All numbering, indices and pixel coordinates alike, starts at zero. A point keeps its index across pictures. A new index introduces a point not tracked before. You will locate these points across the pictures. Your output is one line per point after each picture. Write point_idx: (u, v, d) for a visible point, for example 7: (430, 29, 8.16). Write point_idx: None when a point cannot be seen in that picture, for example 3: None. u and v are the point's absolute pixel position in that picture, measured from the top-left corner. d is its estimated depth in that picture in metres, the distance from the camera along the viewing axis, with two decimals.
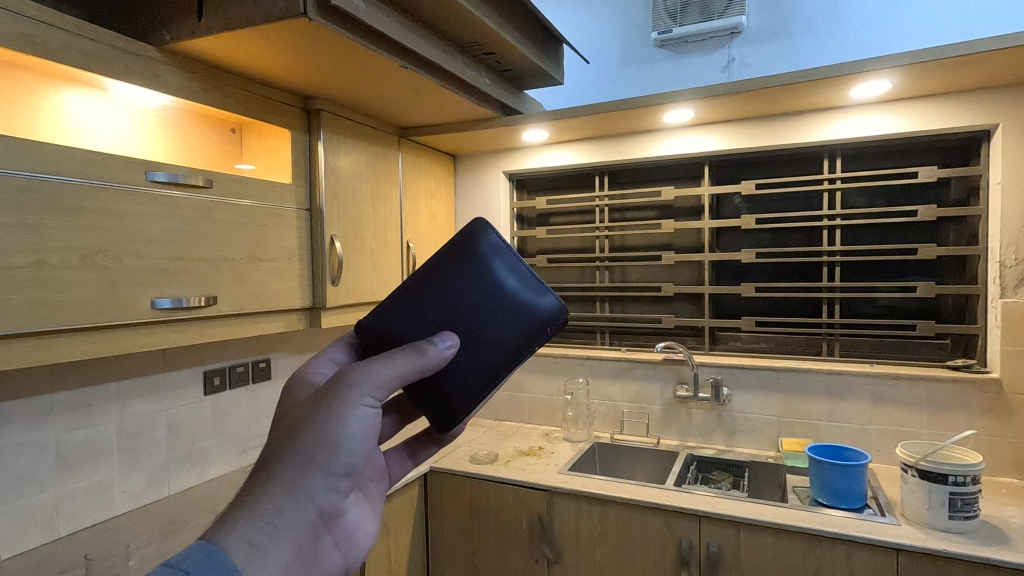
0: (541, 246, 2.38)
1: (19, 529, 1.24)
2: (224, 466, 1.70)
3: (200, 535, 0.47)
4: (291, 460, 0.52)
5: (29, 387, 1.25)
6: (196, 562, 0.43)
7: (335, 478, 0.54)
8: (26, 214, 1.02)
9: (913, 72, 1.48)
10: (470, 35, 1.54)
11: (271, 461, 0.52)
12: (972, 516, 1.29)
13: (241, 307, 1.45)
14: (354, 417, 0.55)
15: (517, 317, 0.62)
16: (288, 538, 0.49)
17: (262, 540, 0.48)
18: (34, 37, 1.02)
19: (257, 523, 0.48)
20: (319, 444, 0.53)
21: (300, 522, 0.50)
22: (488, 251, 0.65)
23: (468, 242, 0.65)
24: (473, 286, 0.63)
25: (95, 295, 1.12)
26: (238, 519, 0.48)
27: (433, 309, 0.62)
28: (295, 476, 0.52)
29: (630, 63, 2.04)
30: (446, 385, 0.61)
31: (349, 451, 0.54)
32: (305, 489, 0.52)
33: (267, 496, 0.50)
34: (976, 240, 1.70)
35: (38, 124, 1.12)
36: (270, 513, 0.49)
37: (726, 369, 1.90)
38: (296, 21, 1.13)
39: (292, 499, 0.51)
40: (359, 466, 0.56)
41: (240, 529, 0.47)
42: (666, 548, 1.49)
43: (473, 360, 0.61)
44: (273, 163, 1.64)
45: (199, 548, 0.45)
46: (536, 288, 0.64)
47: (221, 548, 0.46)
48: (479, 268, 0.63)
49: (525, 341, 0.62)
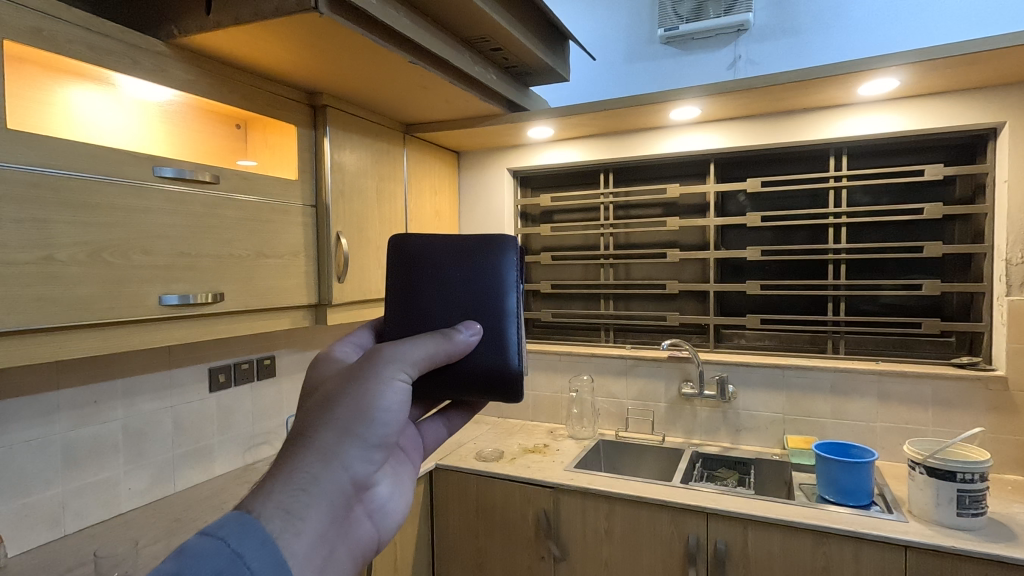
0: (545, 243, 2.38)
1: (25, 527, 1.23)
2: (229, 463, 1.69)
3: (237, 504, 0.47)
4: (327, 430, 0.53)
5: (34, 385, 1.24)
6: (231, 531, 0.44)
7: (369, 450, 0.54)
8: (33, 209, 1.01)
9: (922, 70, 1.47)
10: (477, 31, 1.53)
11: (306, 431, 0.53)
12: (981, 512, 1.29)
13: (248, 304, 1.45)
14: (388, 390, 0.57)
15: (495, 278, 0.65)
16: (323, 506, 0.49)
17: (298, 507, 0.48)
18: (41, 30, 1.01)
19: (293, 490, 0.48)
20: (355, 415, 0.55)
21: (336, 491, 0.50)
22: (427, 246, 0.67)
23: (403, 259, 0.67)
24: (441, 279, 0.66)
25: (102, 291, 1.12)
26: (272, 488, 0.48)
27: (426, 318, 0.65)
28: (332, 444, 0.52)
29: (636, 61, 2.04)
30: (484, 363, 0.62)
31: (384, 423, 0.55)
32: (341, 458, 0.52)
33: (304, 464, 0.50)
34: (981, 238, 1.71)
35: (45, 118, 1.11)
36: (307, 481, 0.49)
37: (731, 367, 1.90)
38: (306, 15, 1.12)
39: (329, 468, 0.51)
40: (391, 440, 0.56)
41: (276, 497, 0.47)
42: (673, 545, 1.49)
43: (490, 329, 0.63)
44: (278, 160, 1.63)
45: (235, 517, 0.45)
46: (486, 245, 0.66)
47: (255, 518, 0.45)
48: (434, 269, 0.66)
49: (514, 290, 0.65)
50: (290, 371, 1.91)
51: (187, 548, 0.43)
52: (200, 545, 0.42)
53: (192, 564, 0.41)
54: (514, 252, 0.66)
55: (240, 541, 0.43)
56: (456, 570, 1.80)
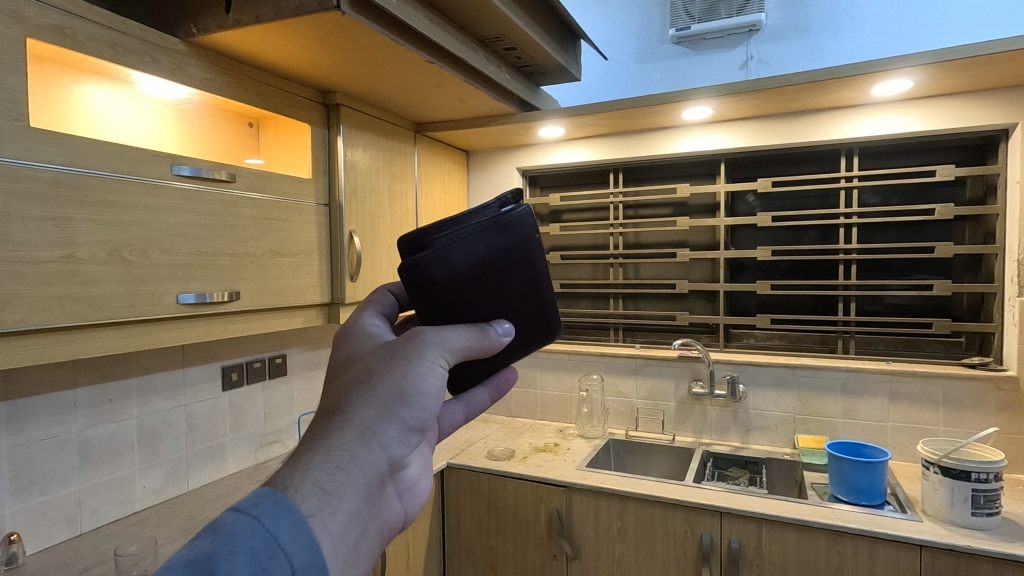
0: (554, 242, 2.39)
1: (43, 525, 1.23)
2: (241, 462, 1.69)
3: (268, 480, 0.48)
4: (367, 409, 0.53)
5: (50, 383, 1.24)
6: (265, 511, 0.45)
7: (406, 432, 0.55)
8: (56, 207, 1.01)
9: (937, 71, 1.47)
10: (493, 30, 1.53)
11: (345, 407, 0.53)
12: (995, 512, 1.30)
13: (263, 302, 1.45)
14: (428, 373, 0.56)
15: (522, 253, 0.56)
16: (359, 485, 0.50)
17: (334, 486, 0.49)
18: (63, 28, 1.01)
19: (331, 468, 0.49)
20: (394, 397, 0.54)
21: (372, 472, 0.51)
22: (443, 257, 0.53)
23: (419, 279, 0.54)
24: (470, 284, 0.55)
25: (122, 289, 1.12)
26: (311, 463, 0.49)
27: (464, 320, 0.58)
28: (371, 424, 0.53)
29: (647, 61, 2.04)
30: (536, 339, 0.61)
31: (420, 407, 0.56)
32: (379, 439, 0.53)
33: (343, 442, 0.51)
34: (991, 239, 1.71)
35: (65, 117, 1.11)
36: (345, 460, 0.50)
37: (742, 366, 1.91)
38: (328, 13, 1.12)
39: (366, 447, 0.52)
40: (428, 423, 0.57)
41: (313, 474, 0.48)
42: (687, 544, 1.49)
43: (534, 310, 0.59)
44: (290, 157, 1.64)
45: (267, 495, 0.46)
46: (501, 228, 0.55)
47: (289, 497, 0.46)
48: (461, 276, 0.54)
49: (542, 259, 0.58)
50: (300, 369, 1.91)
51: (222, 524, 0.44)
52: (233, 522, 0.43)
53: (227, 543, 0.42)
54: (524, 211, 0.56)
55: (274, 522, 0.44)
56: (467, 568, 1.81)
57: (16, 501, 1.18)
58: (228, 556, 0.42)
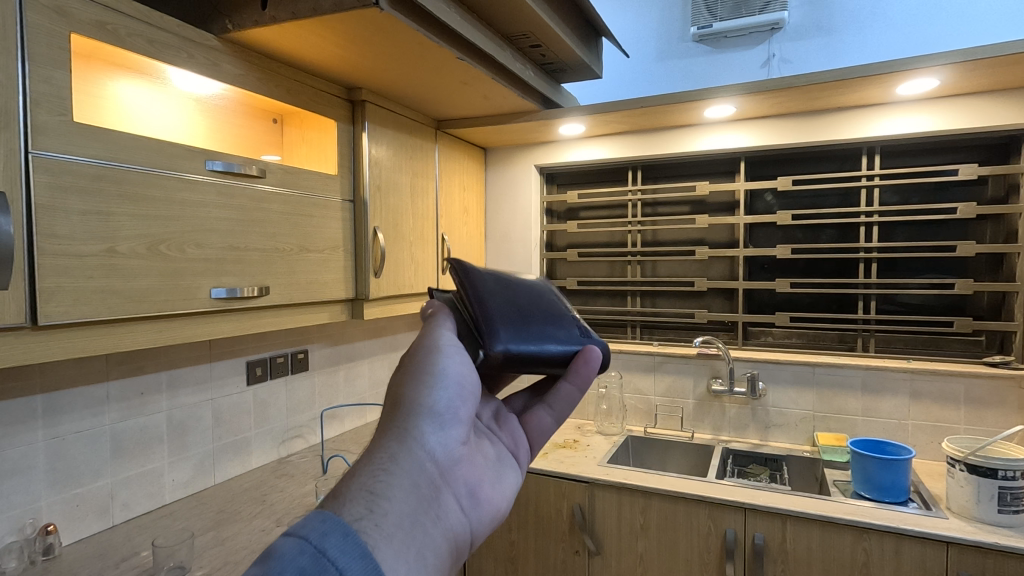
0: (570, 240, 2.40)
1: (76, 517, 1.24)
2: (265, 456, 1.71)
3: (316, 507, 0.51)
4: (399, 410, 0.62)
5: (84, 377, 1.25)
6: (313, 529, 0.47)
7: (439, 423, 0.63)
8: (98, 201, 1.02)
9: (962, 70, 1.48)
10: (520, 27, 1.53)
11: (383, 422, 0.62)
12: (1021, 510, 1.31)
13: (292, 297, 1.46)
14: (448, 364, 0.65)
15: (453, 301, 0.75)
16: (407, 480, 0.56)
17: (381, 488, 0.54)
18: (105, 24, 1.02)
19: (373, 473, 0.55)
20: (419, 388, 0.63)
21: (415, 467, 0.58)
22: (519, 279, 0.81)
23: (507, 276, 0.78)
24: (519, 283, 0.77)
25: (159, 284, 1.12)
26: (357, 472, 0.55)
27: (530, 299, 0.74)
28: (402, 424, 0.61)
29: (667, 59, 2.05)
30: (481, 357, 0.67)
31: (447, 393, 0.64)
32: (414, 435, 0.60)
33: (383, 447, 0.58)
34: (1013, 239, 1.71)
35: (98, 112, 1.12)
36: (386, 460, 0.57)
37: (761, 364, 1.92)
38: (366, 10, 1.13)
39: (404, 446, 0.59)
40: (460, 412, 0.65)
41: (359, 480, 0.54)
42: (711, 541, 1.50)
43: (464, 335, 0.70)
44: (315, 155, 1.65)
45: (315, 517, 0.48)
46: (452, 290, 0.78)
47: (336, 514, 0.50)
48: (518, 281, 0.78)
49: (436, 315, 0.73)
50: (321, 365, 1.92)
51: (272, 548, 0.45)
52: (286, 542, 0.45)
53: (279, 562, 0.43)
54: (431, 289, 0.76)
55: (322, 539, 0.46)
56: (487, 563, 1.82)
57: (52, 493, 1.20)
58: (279, 574, 0.43)
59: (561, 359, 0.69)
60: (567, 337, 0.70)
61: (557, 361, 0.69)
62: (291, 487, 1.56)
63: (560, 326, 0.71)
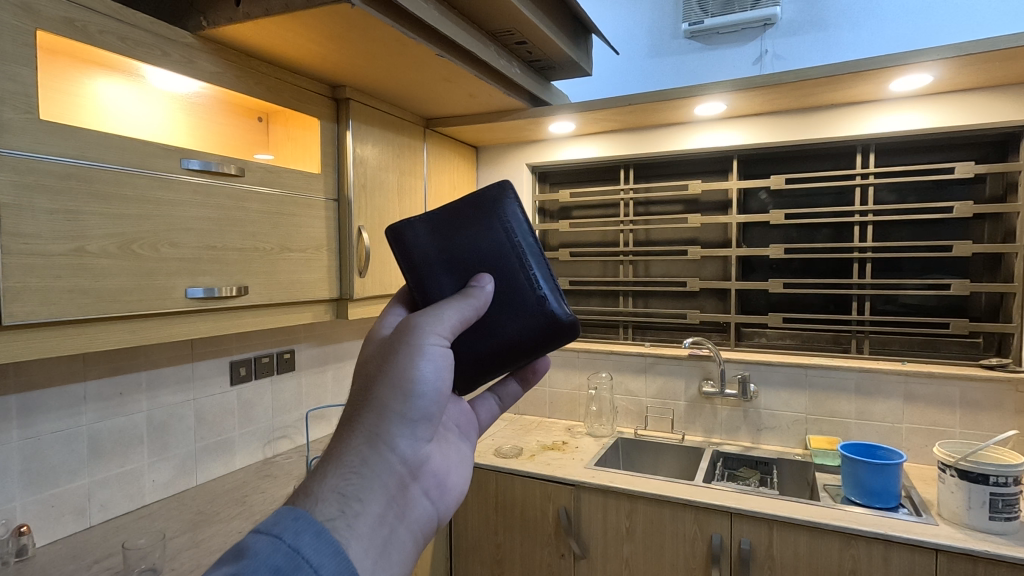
0: (562, 239, 2.38)
1: (52, 518, 1.23)
2: (249, 457, 1.70)
3: (285, 503, 0.50)
4: (370, 412, 0.56)
5: (59, 376, 1.24)
6: (285, 528, 0.47)
7: (412, 423, 0.58)
8: (66, 200, 1.01)
9: (957, 66, 1.44)
10: (503, 23, 1.51)
11: (350, 417, 0.57)
12: (1014, 516, 1.27)
13: (273, 297, 1.45)
14: (427, 361, 0.59)
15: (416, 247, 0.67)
16: (377, 485, 0.53)
17: (353, 491, 0.52)
18: (74, 21, 1.01)
19: (345, 475, 0.52)
20: (396, 389, 0.57)
21: (385, 470, 0.55)
22: (483, 204, 0.67)
23: (468, 211, 0.67)
24: (487, 235, 0.66)
25: (132, 283, 1.11)
26: (327, 474, 0.52)
27: (497, 261, 0.65)
28: (374, 424, 0.56)
29: (660, 56, 2.02)
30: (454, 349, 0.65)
31: (424, 398, 0.58)
32: (385, 437, 0.56)
33: (351, 449, 0.54)
34: (1011, 238, 1.67)
35: (74, 110, 1.11)
36: (356, 464, 0.53)
37: (753, 365, 1.89)
38: (339, 6, 1.11)
39: (376, 450, 0.55)
40: (434, 413, 0.59)
41: (330, 482, 0.52)
42: (697, 545, 1.48)
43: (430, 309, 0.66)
44: (301, 154, 1.63)
45: (287, 513, 0.48)
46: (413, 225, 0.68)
47: (307, 513, 0.49)
48: (480, 219, 0.67)
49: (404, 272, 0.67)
50: (309, 364, 1.91)
51: (244, 547, 0.46)
52: (257, 541, 0.45)
53: (252, 562, 0.44)
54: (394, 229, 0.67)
55: (295, 537, 0.46)
56: (474, 565, 1.80)
57: (27, 493, 1.19)
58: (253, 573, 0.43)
59: (535, 343, 0.66)
60: (536, 315, 0.65)
61: (526, 343, 0.65)
62: (273, 488, 1.55)
63: (528, 297, 0.65)
